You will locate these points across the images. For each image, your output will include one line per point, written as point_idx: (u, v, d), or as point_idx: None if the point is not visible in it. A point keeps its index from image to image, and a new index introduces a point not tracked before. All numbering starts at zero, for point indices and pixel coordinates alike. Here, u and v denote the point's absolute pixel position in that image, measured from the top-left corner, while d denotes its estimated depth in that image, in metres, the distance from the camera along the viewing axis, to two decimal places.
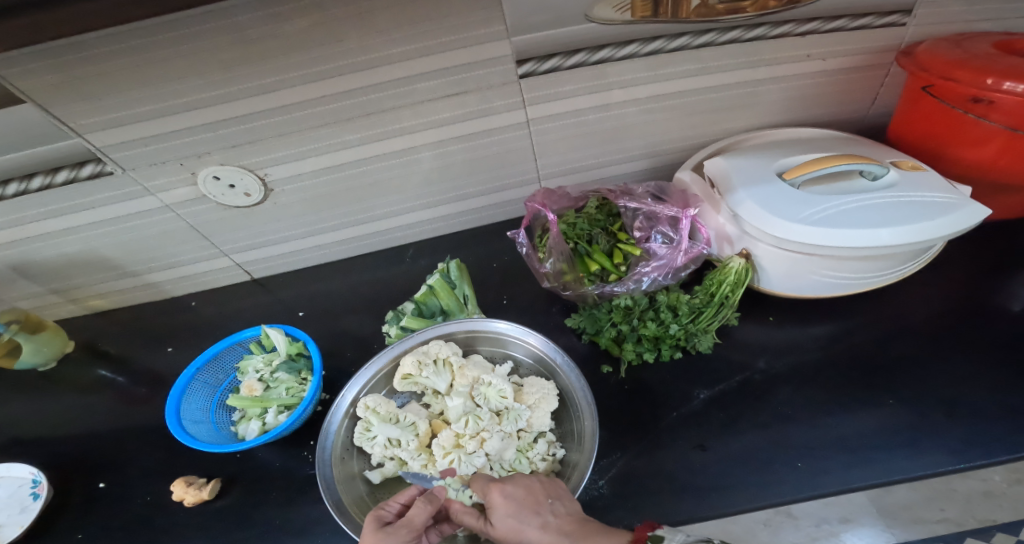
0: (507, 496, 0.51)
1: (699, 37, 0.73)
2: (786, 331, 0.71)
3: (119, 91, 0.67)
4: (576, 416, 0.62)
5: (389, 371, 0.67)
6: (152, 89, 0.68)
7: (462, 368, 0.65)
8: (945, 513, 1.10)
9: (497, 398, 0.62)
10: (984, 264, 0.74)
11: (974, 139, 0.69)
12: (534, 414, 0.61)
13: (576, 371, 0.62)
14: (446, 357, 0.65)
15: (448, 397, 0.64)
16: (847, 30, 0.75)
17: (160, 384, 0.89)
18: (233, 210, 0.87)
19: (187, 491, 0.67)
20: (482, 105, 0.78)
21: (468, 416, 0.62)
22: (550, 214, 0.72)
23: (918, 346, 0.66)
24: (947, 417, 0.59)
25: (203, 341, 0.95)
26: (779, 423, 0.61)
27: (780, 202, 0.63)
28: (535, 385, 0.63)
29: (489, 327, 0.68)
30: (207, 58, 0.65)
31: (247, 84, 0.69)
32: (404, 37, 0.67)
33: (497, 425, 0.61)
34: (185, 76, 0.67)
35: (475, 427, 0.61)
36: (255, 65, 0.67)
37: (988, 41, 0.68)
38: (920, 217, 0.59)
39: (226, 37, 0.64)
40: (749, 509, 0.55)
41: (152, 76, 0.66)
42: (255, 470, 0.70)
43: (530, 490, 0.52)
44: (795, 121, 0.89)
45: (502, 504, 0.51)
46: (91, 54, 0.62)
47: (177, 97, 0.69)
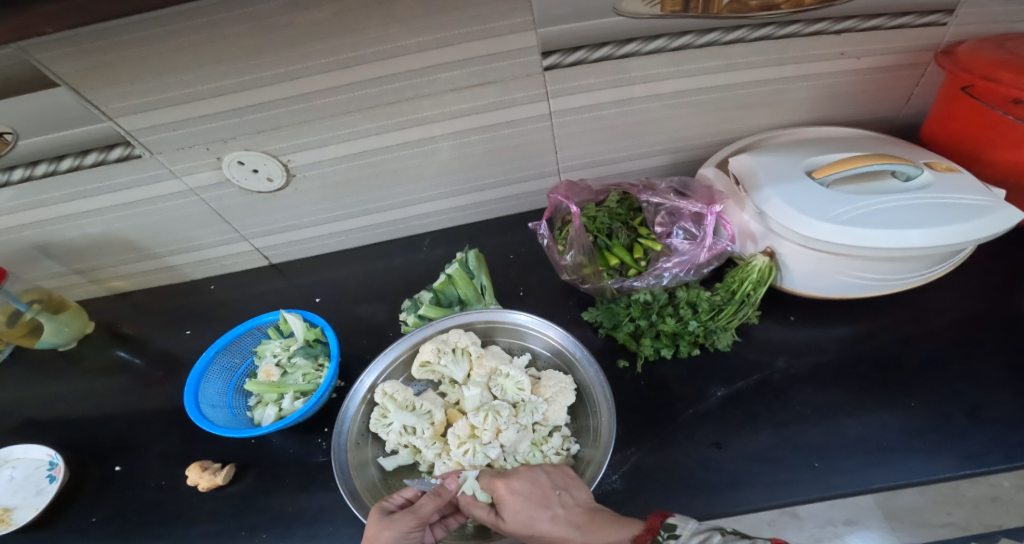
0: (513, 492, 0.51)
1: (729, 33, 0.72)
2: (807, 331, 0.69)
3: (150, 76, 0.68)
4: (593, 411, 0.61)
5: (408, 358, 0.67)
6: (180, 75, 0.68)
7: (481, 357, 0.64)
8: (951, 517, 1.08)
9: (515, 390, 0.61)
10: (1014, 268, 0.72)
11: (1011, 141, 0.68)
12: (551, 407, 0.60)
13: (595, 366, 0.61)
14: (466, 346, 0.64)
15: (466, 387, 0.63)
16: (884, 29, 0.73)
17: (175, 368, 0.90)
18: (255, 195, 0.88)
19: (202, 476, 0.68)
20: (504, 96, 0.77)
21: (487, 410, 0.60)
22: (573, 205, 0.70)
23: (941, 349, 0.65)
24: (969, 420, 0.58)
25: (219, 325, 0.96)
26: (798, 423, 0.60)
27: (810, 200, 0.62)
28: (553, 378, 0.62)
29: (508, 318, 0.67)
30: (235, 45, 0.66)
31: (274, 71, 0.69)
32: (428, 28, 0.67)
33: (513, 417, 0.60)
34: (212, 62, 0.67)
35: (494, 422, 0.59)
36: (283, 52, 0.67)
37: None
38: (952, 219, 0.58)
39: (253, 25, 0.64)
40: (764, 508, 0.55)
41: (182, 62, 0.66)
42: (267, 453, 0.70)
43: (536, 484, 0.51)
44: (821, 119, 0.88)
45: (510, 500, 0.50)
46: (122, 39, 0.63)
47: (204, 83, 0.70)
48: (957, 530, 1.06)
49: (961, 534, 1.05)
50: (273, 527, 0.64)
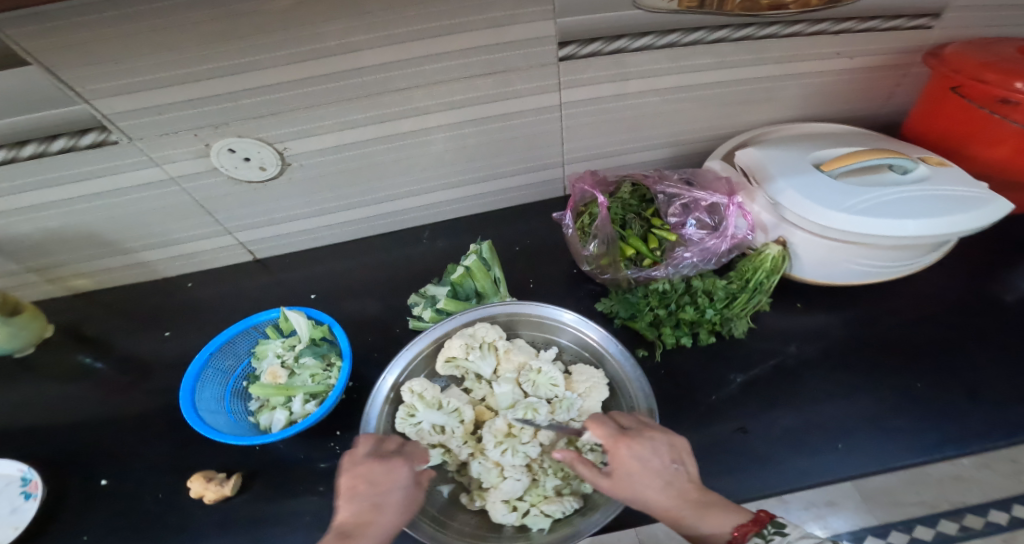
0: (634, 456, 0.49)
1: (739, 30, 0.74)
2: (814, 317, 0.72)
3: (142, 55, 0.63)
4: (629, 407, 0.59)
5: (431, 352, 0.64)
6: (175, 54, 0.63)
7: (509, 352, 0.62)
8: (922, 495, 1.10)
9: (548, 386, 0.60)
10: (992, 257, 0.78)
11: (990, 139, 0.73)
12: (585, 403, 0.60)
13: (632, 362, 0.60)
14: (493, 340, 0.62)
15: (496, 383, 0.62)
16: (878, 30, 0.78)
17: (156, 371, 0.83)
18: (244, 184, 0.83)
19: (207, 487, 0.62)
20: (518, 87, 0.76)
21: (525, 406, 0.58)
22: (602, 196, 0.69)
23: (937, 332, 0.69)
24: (970, 400, 0.61)
25: (202, 324, 0.90)
26: (815, 406, 0.62)
27: (823, 191, 0.64)
28: (584, 373, 0.61)
29: (535, 309, 0.65)
30: (241, 23, 0.62)
31: (280, 52, 0.66)
32: (447, 13, 0.65)
33: (549, 415, 0.59)
34: (210, 41, 0.63)
35: (533, 419, 0.58)
36: (291, 31, 0.64)
37: (1015, 47, 0.72)
38: (954, 209, 0.62)
39: (265, 5, 0.61)
40: (794, 489, 0.56)
41: (180, 41, 0.62)
42: (274, 458, 0.66)
43: (657, 451, 0.49)
44: (813, 115, 0.92)
45: (629, 464, 0.48)
46: (115, 13, 0.58)
47: (201, 63, 0.65)
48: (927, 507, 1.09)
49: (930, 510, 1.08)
50: (287, 535, 0.60)
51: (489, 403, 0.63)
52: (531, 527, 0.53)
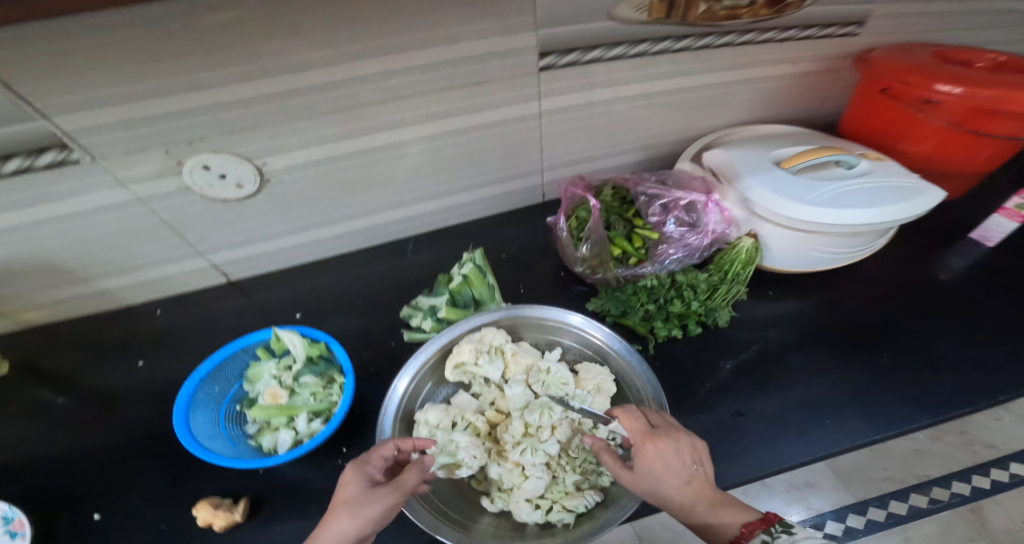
0: (657, 453, 0.50)
1: (700, 40, 0.81)
2: (786, 303, 0.78)
3: (117, 67, 0.60)
4: (637, 400, 0.62)
5: (436, 362, 0.65)
6: (153, 66, 0.62)
7: (516, 355, 0.64)
8: (888, 470, 1.23)
9: (558, 385, 0.61)
10: (927, 242, 0.88)
11: (919, 135, 0.82)
12: (596, 400, 0.62)
13: (638, 357, 0.63)
14: (500, 344, 0.64)
15: (507, 386, 0.63)
16: (815, 38, 0.87)
17: (129, 405, 0.77)
18: (218, 203, 0.80)
19: (216, 514, 0.59)
20: (502, 96, 0.79)
21: (541, 407, 0.59)
22: (592, 199, 0.73)
23: (893, 311, 0.77)
24: (930, 370, 0.68)
25: (177, 352, 0.84)
26: (800, 385, 0.67)
27: (788, 187, 0.70)
28: (592, 371, 0.63)
29: (539, 312, 0.67)
30: (227, 34, 0.61)
31: (266, 63, 0.65)
32: (436, 24, 0.68)
33: (564, 412, 0.60)
34: (190, 53, 0.62)
35: (549, 419, 0.58)
36: (280, 42, 0.64)
37: (929, 53, 0.83)
38: (899, 197, 0.69)
39: (254, 16, 0.61)
40: (794, 466, 0.60)
41: (160, 53, 0.61)
42: (280, 484, 0.64)
43: (681, 451, 0.50)
44: (765, 118, 1.00)
45: (650, 459, 0.50)
46: (93, 25, 0.56)
47: (180, 75, 0.63)
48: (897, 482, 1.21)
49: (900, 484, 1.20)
50: None
51: (499, 405, 0.64)
52: (557, 522, 0.55)
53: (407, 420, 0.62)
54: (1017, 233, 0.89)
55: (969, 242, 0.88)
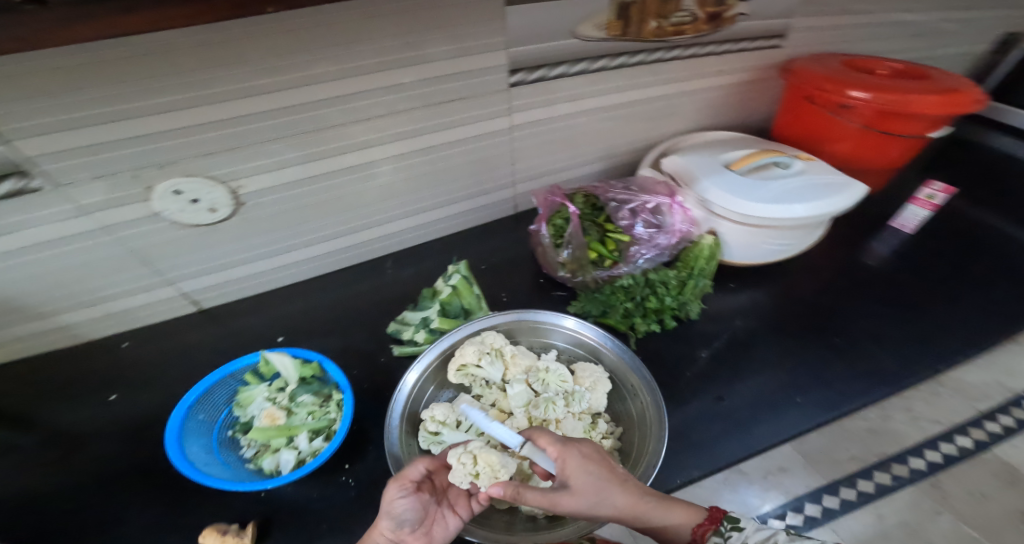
0: (582, 458, 0.52)
1: (652, 54, 0.89)
2: (746, 292, 0.86)
3: (90, 88, 0.59)
4: (631, 395, 0.67)
5: (439, 365, 0.69)
6: (129, 87, 0.61)
7: (515, 356, 0.68)
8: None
9: (559, 382, 0.65)
10: (858, 231, 1.00)
11: (838, 136, 0.94)
12: (594, 395, 0.65)
13: (628, 352, 0.67)
14: (500, 346, 0.68)
15: (509, 385, 0.66)
16: (749, 50, 0.98)
17: (98, 447, 0.72)
18: (191, 228, 0.77)
19: (225, 540, 0.58)
20: (477, 111, 0.83)
21: (544, 401, 0.63)
22: (573, 207, 0.79)
23: (838, 295, 0.86)
24: (877, 347, 0.77)
25: (148, 386, 0.80)
26: (769, 367, 0.74)
27: (739, 187, 0.78)
28: (587, 369, 0.67)
29: (533, 316, 0.71)
30: (210, 55, 0.62)
31: (246, 83, 0.66)
32: (415, 44, 0.71)
33: (566, 407, 0.63)
34: (169, 76, 0.62)
35: (553, 413, 0.62)
36: (263, 63, 0.65)
37: (839, 63, 0.95)
38: (834, 192, 0.78)
39: (237, 37, 0.62)
40: (779, 443, 0.65)
41: (138, 74, 0.60)
42: (285, 507, 0.63)
43: (597, 454, 0.54)
44: (711, 125, 1.09)
45: (578, 466, 0.52)
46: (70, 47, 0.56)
47: (157, 96, 0.63)
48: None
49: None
50: None
51: (500, 406, 0.67)
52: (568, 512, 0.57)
53: (413, 419, 0.64)
54: (930, 220, 1.02)
55: (892, 229, 1.00)
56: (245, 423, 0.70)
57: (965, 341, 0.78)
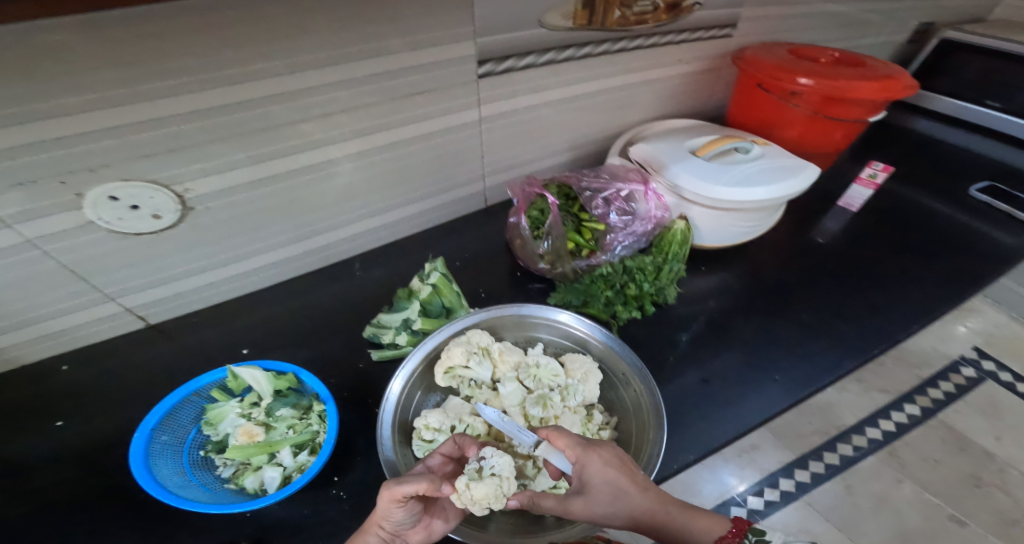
0: (606, 462, 0.53)
1: (615, 44, 0.90)
2: (716, 275, 0.89)
3: (8, 82, 0.52)
4: (623, 383, 0.66)
5: (424, 368, 0.66)
6: (57, 80, 0.54)
7: (503, 353, 0.66)
8: (813, 424, 1.41)
9: (551, 377, 0.65)
10: (811, 212, 1.05)
11: (788, 122, 0.98)
12: (586, 387, 0.65)
13: (618, 342, 0.67)
14: (487, 344, 0.66)
15: (501, 384, 0.65)
16: (704, 39, 1.00)
17: (39, 486, 0.63)
18: (131, 238, 0.70)
19: None
20: (443, 104, 0.81)
21: (541, 400, 0.63)
22: (551, 197, 0.78)
23: (800, 273, 0.91)
24: (842, 320, 0.81)
25: (94, 413, 0.72)
26: (746, 346, 0.77)
27: (706, 172, 0.80)
28: (577, 360, 0.67)
29: (516, 310, 0.70)
30: (151, 44, 0.56)
31: (195, 76, 0.61)
32: (378, 34, 0.69)
33: (561, 402, 0.63)
34: (102, 68, 0.56)
35: (551, 410, 0.63)
36: (213, 54, 0.60)
37: (785, 51, 0.99)
38: (793, 174, 0.82)
39: (182, 25, 0.57)
40: (767, 419, 0.67)
41: (67, 66, 0.54)
42: (272, 528, 0.59)
43: (622, 457, 0.54)
44: (671, 113, 1.12)
45: (602, 470, 0.52)
46: None
47: (91, 91, 0.56)
48: (823, 433, 1.39)
49: (827, 435, 1.38)
50: None
51: (492, 405, 0.66)
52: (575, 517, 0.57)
53: (404, 427, 0.61)
54: (873, 199, 1.09)
55: (841, 209, 1.07)
56: (217, 442, 0.67)
57: (920, 309, 0.84)
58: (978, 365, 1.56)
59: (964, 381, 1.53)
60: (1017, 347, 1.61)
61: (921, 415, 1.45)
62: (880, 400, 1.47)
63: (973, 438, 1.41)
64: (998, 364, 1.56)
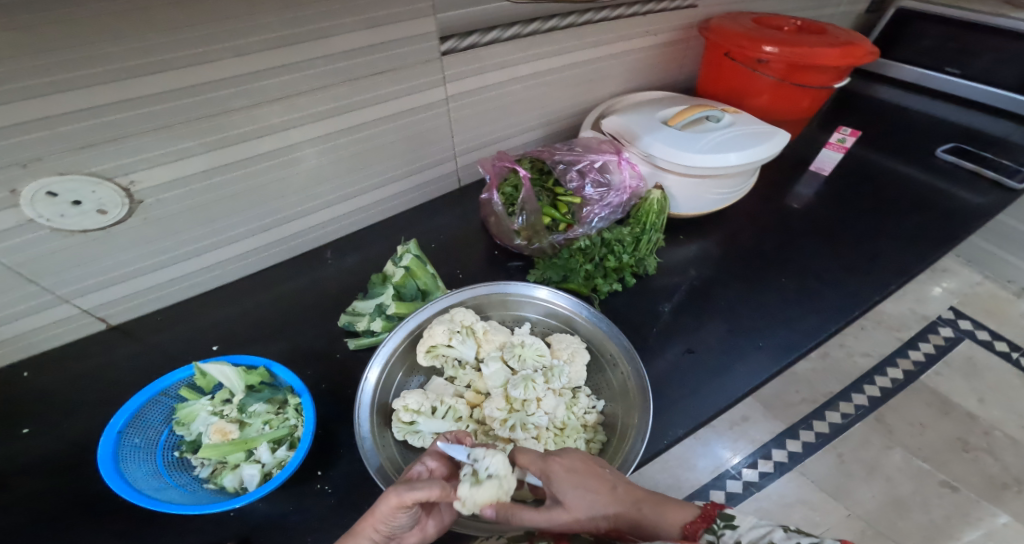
0: (568, 468, 0.52)
1: (582, 16, 0.89)
2: (694, 245, 0.89)
3: None
4: (611, 365, 0.65)
5: (407, 346, 0.65)
6: None
7: (488, 332, 0.65)
8: (801, 393, 1.47)
9: (536, 357, 0.64)
10: (784, 179, 1.06)
11: (755, 91, 0.98)
12: (573, 368, 0.64)
13: (605, 321, 0.66)
14: (471, 323, 0.65)
15: (484, 364, 0.64)
16: (669, 10, 1.00)
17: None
18: (78, 236, 0.65)
19: None
20: (406, 84, 0.78)
21: (523, 381, 0.61)
22: (522, 171, 0.76)
23: (777, 239, 0.91)
24: (819, 284, 0.82)
25: (53, 422, 0.67)
26: (728, 314, 0.77)
27: (678, 140, 0.79)
28: (564, 340, 0.66)
29: (503, 289, 0.69)
30: (81, 25, 0.53)
31: (134, 59, 0.57)
32: (332, 10, 0.65)
33: (545, 385, 0.62)
34: (29, 52, 0.52)
35: (533, 392, 0.61)
36: (152, 35, 0.56)
37: (750, 20, 0.99)
38: (765, 140, 0.82)
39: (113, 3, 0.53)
40: (750, 391, 0.67)
41: None
42: (258, 526, 0.57)
43: (585, 462, 0.54)
44: (641, 86, 1.11)
45: (566, 476, 0.52)
46: None
47: (19, 78, 0.52)
48: (811, 402, 1.43)
49: (814, 404, 1.42)
50: None
51: (476, 386, 0.65)
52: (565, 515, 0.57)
53: (384, 410, 0.60)
54: (842, 164, 1.11)
55: (811, 175, 1.08)
56: (191, 442, 0.64)
57: (895, 271, 0.85)
58: (955, 324, 1.62)
59: (943, 341, 1.58)
60: (990, 305, 1.66)
61: (905, 379, 1.47)
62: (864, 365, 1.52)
63: (956, 400, 1.46)
64: (974, 323, 1.62)
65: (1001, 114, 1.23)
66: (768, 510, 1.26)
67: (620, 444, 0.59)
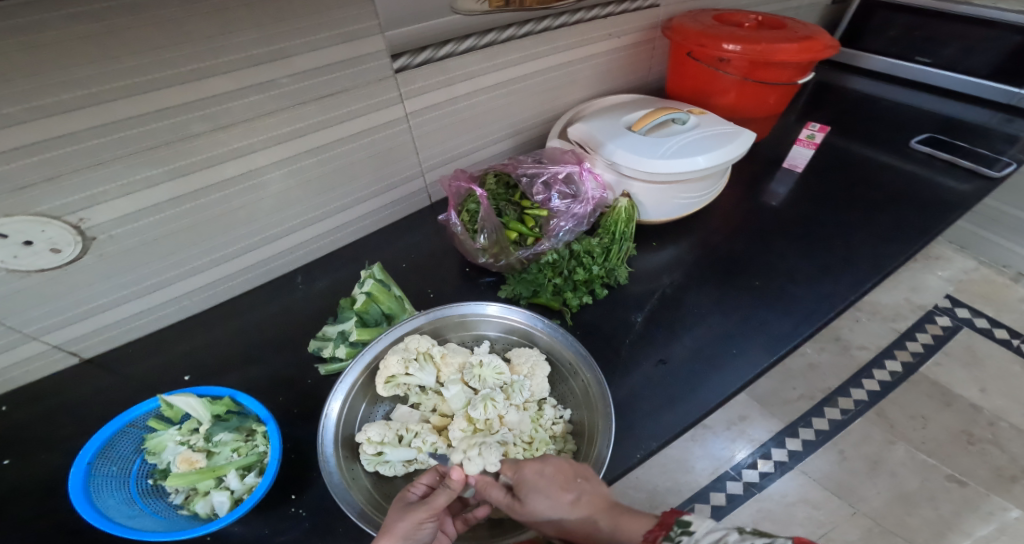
0: (539, 473, 0.53)
1: (540, 23, 0.88)
2: (667, 250, 0.89)
3: None
4: (571, 373, 0.65)
5: (366, 380, 0.64)
6: None
7: (445, 356, 0.65)
8: (798, 390, 1.47)
9: (495, 375, 0.64)
10: (759, 177, 1.06)
11: (721, 89, 0.97)
12: (533, 382, 0.64)
13: (560, 331, 0.66)
14: (427, 349, 0.65)
15: (445, 388, 0.64)
16: (630, 11, 0.99)
17: None
18: (35, 275, 0.65)
19: None
20: (358, 103, 0.77)
21: (483, 400, 0.61)
22: (480, 189, 0.76)
23: (751, 240, 0.91)
24: (795, 285, 0.82)
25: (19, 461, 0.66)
26: (702, 321, 0.76)
27: (641, 146, 0.79)
28: (522, 355, 0.66)
29: (457, 311, 0.69)
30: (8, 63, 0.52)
31: (70, 94, 0.56)
32: (275, 34, 0.65)
33: (506, 400, 0.62)
34: None
35: (495, 411, 0.60)
36: (86, 69, 0.56)
37: (710, 18, 0.98)
38: (729, 140, 0.81)
39: (38, 39, 0.52)
40: (721, 402, 0.66)
41: None
42: None
43: (561, 468, 0.54)
44: (612, 89, 1.10)
45: (536, 480, 0.53)
46: None
47: None
48: (808, 398, 1.45)
49: (812, 400, 1.44)
50: None
51: (441, 409, 0.65)
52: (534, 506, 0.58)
53: (349, 443, 0.60)
54: (818, 159, 1.10)
55: (786, 171, 1.07)
56: (163, 470, 0.64)
57: (870, 268, 0.84)
58: (953, 313, 1.61)
59: (941, 331, 1.58)
60: (988, 292, 1.65)
61: (904, 371, 1.49)
62: (861, 357, 1.52)
63: (956, 391, 1.45)
64: (972, 310, 1.61)
65: (981, 101, 1.22)
66: (771, 511, 1.25)
67: (589, 449, 0.59)
